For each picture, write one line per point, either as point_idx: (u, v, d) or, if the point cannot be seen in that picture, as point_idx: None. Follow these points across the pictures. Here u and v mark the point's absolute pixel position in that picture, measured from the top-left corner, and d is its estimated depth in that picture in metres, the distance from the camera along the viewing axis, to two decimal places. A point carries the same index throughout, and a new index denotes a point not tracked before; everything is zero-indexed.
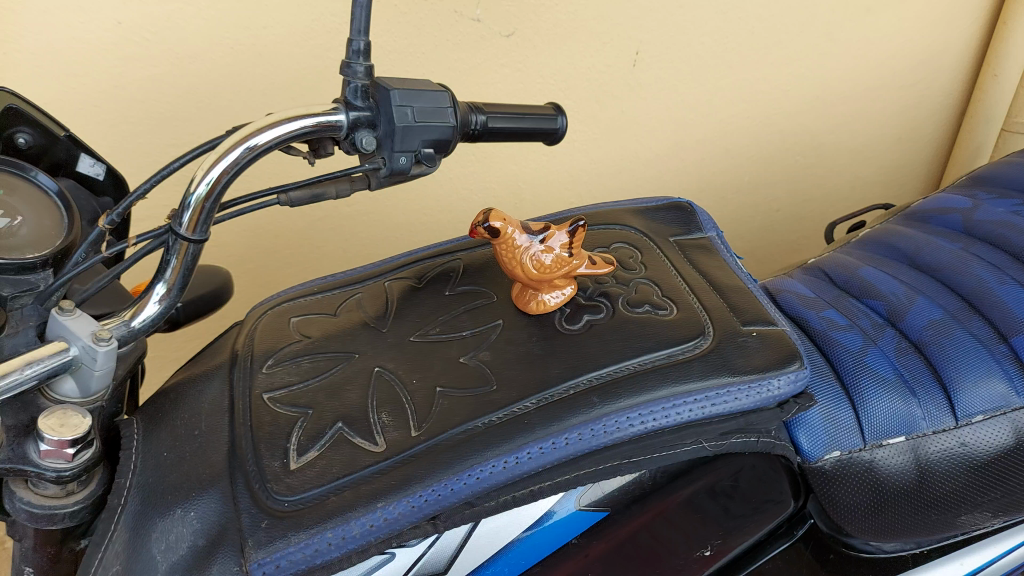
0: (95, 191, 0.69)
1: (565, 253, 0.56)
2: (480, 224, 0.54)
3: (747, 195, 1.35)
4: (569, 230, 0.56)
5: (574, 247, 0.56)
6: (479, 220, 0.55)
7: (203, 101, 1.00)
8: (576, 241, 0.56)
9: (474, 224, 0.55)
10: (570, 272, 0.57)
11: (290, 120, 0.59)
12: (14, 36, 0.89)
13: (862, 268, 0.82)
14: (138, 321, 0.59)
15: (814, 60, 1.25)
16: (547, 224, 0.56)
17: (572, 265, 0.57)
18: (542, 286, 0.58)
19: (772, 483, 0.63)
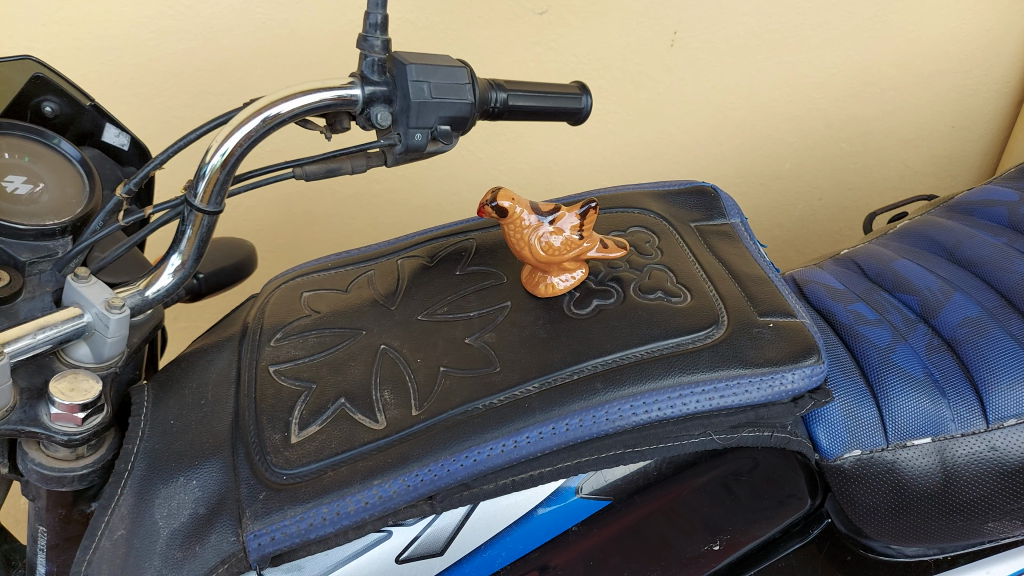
0: (121, 161, 0.70)
1: (575, 236, 0.55)
2: (488, 203, 0.53)
3: (786, 183, 1.32)
4: (580, 213, 0.54)
5: (585, 229, 0.55)
6: (488, 200, 0.53)
7: (234, 75, 1.01)
8: (588, 224, 0.55)
9: (482, 204, 0.54)
10: (581, 255, 0.55)
11: (306, 93, 0.58)
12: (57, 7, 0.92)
13: (897, 261, 0.79)
14: (152, 291, 0.60)
15: (862, 44, 1.20)
16: (557, 205, 0.55)
17: (583, 248, 0.55)
18: (551, 269, 0.57)
19: (789, 479, 0.62)
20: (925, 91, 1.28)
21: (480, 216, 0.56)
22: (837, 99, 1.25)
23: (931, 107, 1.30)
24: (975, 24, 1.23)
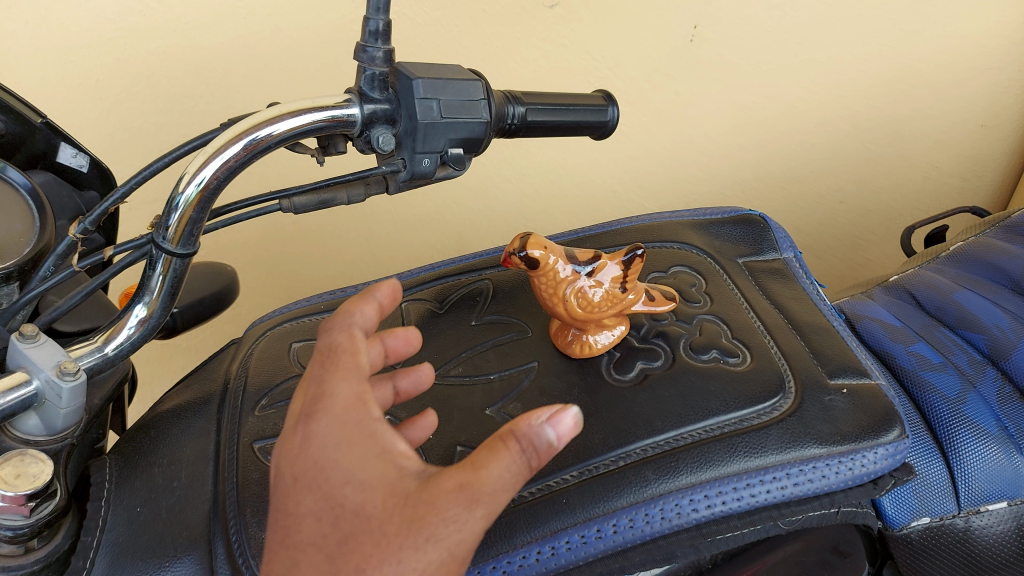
0: (80, 184, 0.61)
1: (618, 289, 0.47)
2: (516, 253, 0.44)
3: (813, 184, 1.20)
4: (624, 260, 0.47)
5: (628, 280, 0.47)
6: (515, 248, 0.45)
7: (214, 77, 0.91)
8: (631, 273, 0.47)
9: (507, 252, 0.45)
10: (623, 309, 0.48)
11: (296, 115, 0.48)
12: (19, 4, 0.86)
13: (957, 292, 0.70)
14: (112, 347, 0.51)
15: (893, 37, 1.08)
16: (597, 252, 0.47)
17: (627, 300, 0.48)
18: (588, 326, 0.49)
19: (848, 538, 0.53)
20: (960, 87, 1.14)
21: (503, 265, 0.47)
22: (868, 98, 1.13)
23: (963, 104, 1.16)
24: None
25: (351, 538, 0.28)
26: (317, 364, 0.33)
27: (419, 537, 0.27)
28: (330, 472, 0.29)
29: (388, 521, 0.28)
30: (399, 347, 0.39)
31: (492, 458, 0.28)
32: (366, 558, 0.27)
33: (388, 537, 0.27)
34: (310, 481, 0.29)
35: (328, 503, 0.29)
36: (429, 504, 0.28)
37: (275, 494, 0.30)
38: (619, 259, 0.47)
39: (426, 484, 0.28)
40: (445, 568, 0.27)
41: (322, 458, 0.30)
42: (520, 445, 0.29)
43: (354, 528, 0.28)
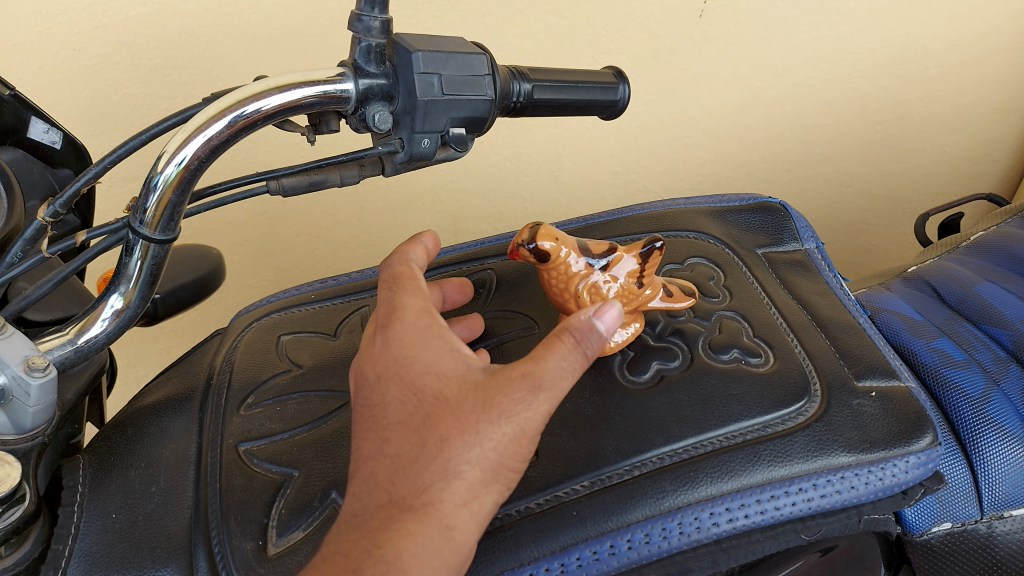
0: (53, 161, 0.57)
1: (635, 283, 0.46)
2: (525, 244, 0.43)
3: (820, 167, 1.17)
4: (642, 253, 0.45)
5: (644, 275, 0.46)
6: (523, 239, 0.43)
7: (198, 49, 0.85)
8: (648, 268, 0.45)
9: (515, 244, 0.44)
10: (639, 304, 0.46)
11: (285, 91, 0.44)
12: None
13: (980, 285, 0.67)
14: (85, 339, 0.47)
15: (910, 13, 1.04)
16: (612, 246, 0.45)
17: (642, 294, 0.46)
18: None
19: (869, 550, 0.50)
20: (974, 71, 1.11)
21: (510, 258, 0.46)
22: (882, 76, 1.09)
23: (978, 86, 1.12)
24: None
25: (436, 411, 0.37)
26: (390, 289, 0.43)
27: (492, 409, 0.36)
28: (412, 366, 0.39)
29: (464, 403, 0.37)
30: (454, 296, 0.53)
31: (549, 353, 0.38)
32: (451, 425, 0.36)
33: (467, 411, 0.37)
34: (394, 374, 0.39)
35: (414, 389, 0.38)
36: (498, 385, 0.37)
37: (364, 386, 0.40)
38: (636, 252, 0.45)
39: (492, 374, 0.38)
40: (513, 435, 0.37)
41: (403, 356, 0.39)
42: (573, 339, 0.38)
43: (435, 407, 0.37)
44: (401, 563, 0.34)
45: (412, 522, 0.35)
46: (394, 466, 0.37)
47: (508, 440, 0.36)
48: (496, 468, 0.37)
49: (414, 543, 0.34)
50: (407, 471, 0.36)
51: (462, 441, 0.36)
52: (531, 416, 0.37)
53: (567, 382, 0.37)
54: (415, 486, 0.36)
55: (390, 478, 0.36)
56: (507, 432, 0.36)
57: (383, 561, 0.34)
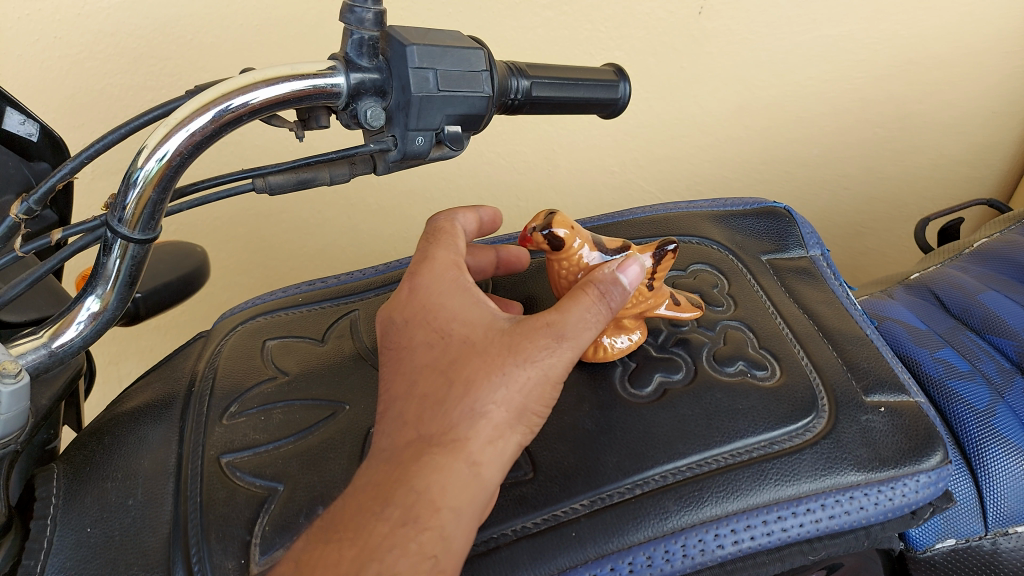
0: (29, 155, 0.55)
1: (646, 285, 0.46)
2: (539, 229, 0.47)
3: (818, 170, 1.16)
4: (654, 255, 0.46)
5: (655, 277, 0.46)
6: (538, 224, 0.48)
7: (184, 38, 0.83)
8: (660, 270, 0.46)
9: (530, 228, 0.48)
10: (649, 309, 0.47)
11: (274, 84, 0.42)
12: None
13: (983, 293, 0.66)
14: (60, 343, 0.45)
15: (911, 13, 1.03)
16: (625, 245, 0.50)
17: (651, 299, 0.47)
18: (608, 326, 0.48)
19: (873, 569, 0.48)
20: (974, 76, 1.10)
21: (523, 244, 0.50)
22: (882, 77, 1.08)
23: (976, 89, 1.11)
24: None
25: (464, 355, 0.40)
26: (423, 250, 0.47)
27: (517, 353, 0.39)
28: (440, 312, 0.43)
29: (490, 347, 0.40)
30: (510, 262, 0.57)
31: (572, 306, 0.41)
32: (478, 367, 0.40)
33: (494, 355, 0.40)
34: (422, 319, 0.43)
35: (442, 336, 0.42)
36: (523, 332, 0.40)
37: (393, 330, 0.44)
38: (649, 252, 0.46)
39: (518, 323, 0.41)
40: (537, 378, 0.40)
41: (431, 303, 0.43)
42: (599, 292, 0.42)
43: (461, 350, 0.41)
44: (429, 493, 0.37)
45: (440, 456, 0.38)
46: (423, 406, 0.40)
47: (533, 382, 0.39)
48: (521, 410, 0.40)
49: (442, 475, 0.37)
50: (436, 410, 0.39)
51: (488, 383, 0.39)
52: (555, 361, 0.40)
53: (590, 332, 0.40)
54: (443, 423, 0.39)
55: (420, 416, 0.40)
56: (532, 374, 0.39)
57: (412, 491, 0.37)
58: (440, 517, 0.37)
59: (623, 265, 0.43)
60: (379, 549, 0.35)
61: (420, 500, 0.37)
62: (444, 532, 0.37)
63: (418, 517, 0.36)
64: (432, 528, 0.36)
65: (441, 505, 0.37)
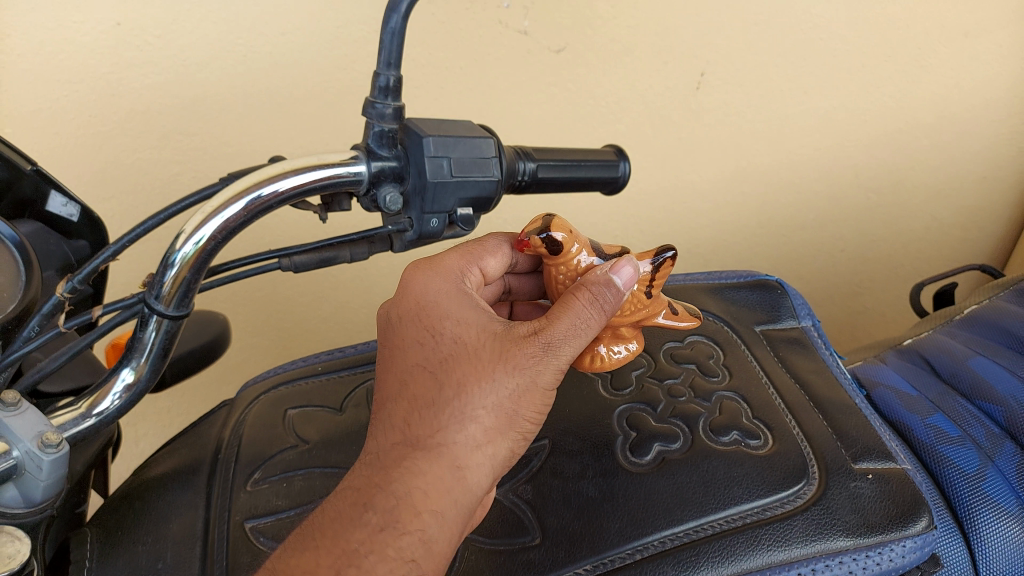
0: (68, 233, 0.59)
1: (644, 293, 0.51)
2: (538, 232, 0.51)
3: (812, 233, 1.21)
4: (654, 263, 0.51)
5: (654, 285, 0.51)
6: (536, 229, 0.52)
7: (210, 116, 0.87)
8: (657, 278, 0.51)
9: (529, 235, 0.52)
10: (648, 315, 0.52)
11: (299, 174, 0.46)
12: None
13: (972, 359, 0.68)
14: (97, 412, 0.48)
15: (897, 86, 1.09)
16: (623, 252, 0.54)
17: (646, 309, 0.52)
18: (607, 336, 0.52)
19: None
20: (960, 140, 1.16)
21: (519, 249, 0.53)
22: (871, 145, 1.14)
23: (961, 157, 1.17)
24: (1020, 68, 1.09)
25: (455, 359, 0.44)
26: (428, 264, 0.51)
27: (507, 359, 0.43)
28: (435, 312, 0.46)
29: (481, 351, 0.44)
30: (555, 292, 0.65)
31: (563, 314, 0.45)
32: (468, 371, 0.43)
33: (484, 360, 0.44)
34: (418, 318, 0.47)
35: (436, 337, 0.45)
36: (514, 339, 0.44)
37: (390, 325, 0.48)
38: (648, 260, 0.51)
39: (508, 330, 0.45)
40: (524, 385, 0.43)
41: (428, 301, 0.47)
42: (591, 298, 0.46)
43: (454, 352, 0.44)
44: (411, 498, 0.40)
45: (425, 459, 0.41)
46: (410, 408, 0.43)
47: (520, 389, 0.43)
48: (507, 417, 0.43)
49: (425, 477, 0.40)
50: (425, 412, 0.43)
51: (478, 387, 0.43)
52: (543, 369, 0.44)
53: (576, 340, 0.44)
54: (432, 426, 0.42)
55: (410, 417, 0.43)
56: (519, 380, 0.43)
57: (393, 495, 0.40)
58: (420, 521, 0.40)
59: (617, 268, 0.48)
60: (358, 553, 0.38)
61: (401, 504, 0.40)
62: (423, 536, 0.39)
63: (398, 521, 0.39)
64: (412, 532, 0.39)
65: (422, 509, 0.40)
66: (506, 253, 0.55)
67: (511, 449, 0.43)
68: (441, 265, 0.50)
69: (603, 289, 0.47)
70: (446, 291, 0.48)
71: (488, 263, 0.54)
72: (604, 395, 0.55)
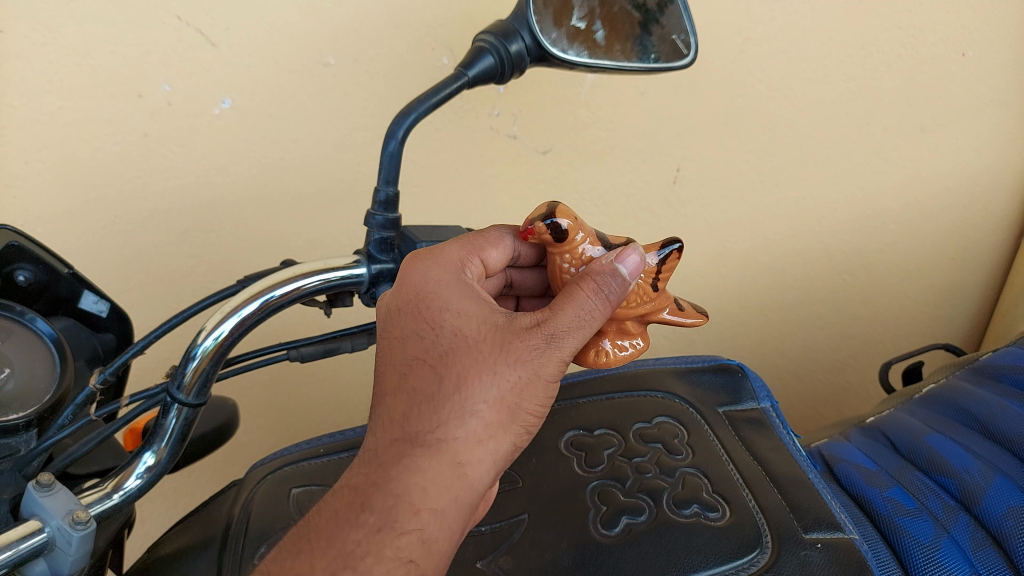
0: (97, 327, 0.65)
1: (650, 284, 0.57)
2: (543, 220, 0.54)
3: (790, 313, 1.28)
4: (660, 256, 0.56)
5: (659, 277, 0.57)
6: (540, 215, 0.55)
7: (225, 214, 0.94)
8: (662, 271, 0.57)
9: (533, 222, 0.54)
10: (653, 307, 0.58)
11: (307, 276, 0.53)
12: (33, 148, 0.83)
13: (928, 435, 0.73)
14: (120, 493, 0.52)
15: (862, 178, 1.17)
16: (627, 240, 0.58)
17: (651, 303, 0.57)
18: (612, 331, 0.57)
19: None
20: (925, 226, 1.23)
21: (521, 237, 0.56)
22: (841, 231, 1.21)
23: (928, 241, 1.25)
24: (975, 159, 1.18)
25: (455, 353, 0.48)
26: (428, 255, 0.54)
27: (510, 354, 0.48)
28: (436, 305, 0.51)
29: (482, 345, 0.48)
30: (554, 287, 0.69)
31: (564, 307, 0.49)
32: (468, 366, 0.47)
33: (485, 355, 0.48)
34: (416, 311, 0.51)
35: (437, 330, 0.50)
36: (515, 334, 0.48)
37: (391, 314, 0.52)
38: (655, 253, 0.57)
39: (509, 325, 0.49)
40: (524, 378, 0.48)
41: (430, 294, 0.51)
42: (595, 289, 0.50)
43: (454, 345, 0.49)
44: (409, 497, 0.45)
45: (423, 456, 0.46)
46: (412, 403, 0.48)
47: (519, 382, 0.47)
48: (507, 409, 0.47)
49: (424, 475, 0.45)
50: (427, 405, 0.47)
51: (478, 383, 0.47)
52: (543, 362, 0.48)
53: (577, 334, 0.49)
54: (431, 423, 0.47)
55: (411, 412, 0.47)
56: (520, 374, 0.47)
57: (390, 495, 0.45)
58: (418, 520, 0.44)
59: (622, 256, 0.53)
60: (354, 556, 0.43)
61: (398, 504, 0.44)
62: (422, 534, 0.44)
63: (394, 522, 0.44)
64: (410, 532, 0.44)
65: (421, 508, 0.45)
66: (508, 244, 0.59)
67: (513, 442, 0.48)
68: (441, 253, 0.55)
69: (609, 279, 0.51)
70: (447, 283, 0.52)
71: (489, 255, 0.57)
72: (578, 471, 0.61)
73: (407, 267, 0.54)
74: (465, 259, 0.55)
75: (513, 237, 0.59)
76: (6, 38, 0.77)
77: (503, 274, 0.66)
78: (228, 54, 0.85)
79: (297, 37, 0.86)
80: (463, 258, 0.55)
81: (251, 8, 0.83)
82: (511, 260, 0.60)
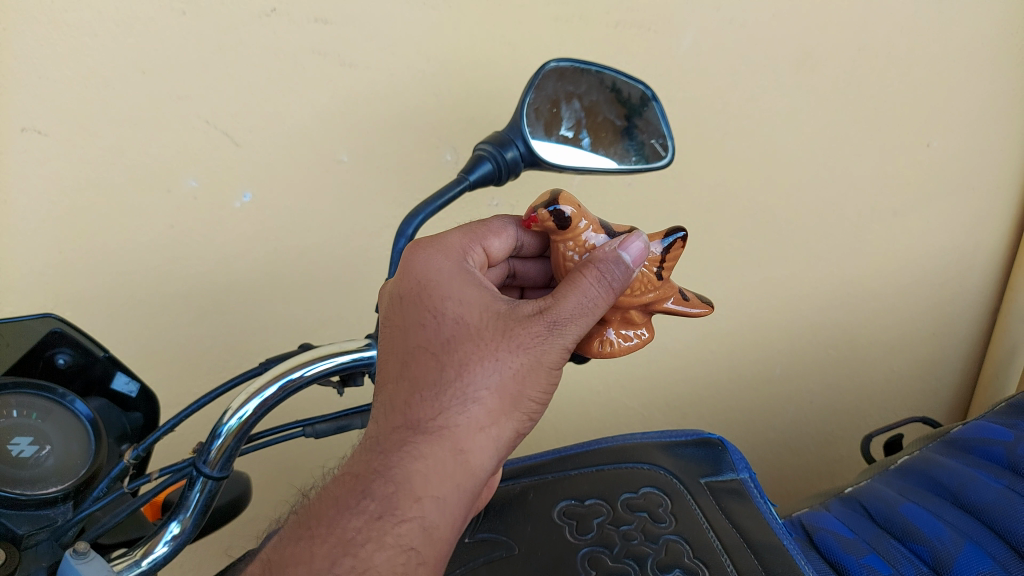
0: (127, 406, 0.71)
1: (654, 272, 0.65)
2: (545, 207, 0.62)
3: (779, 386, 1.33)
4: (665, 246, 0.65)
5: (664, 265, 0.65)
6: (543, 203, 0.63)
7: (242, 297, 1.01)
8: (666, 259, 0.65)
9: (536, 210, 0.63)
10: (656, 294, 0.66)
11: (323, 358, 0.59)
12: (68, 238, 0.90)
13: (902, 504, 0.78)
14: (147, 561, 0.57)
15: (840, 258, 1.24)
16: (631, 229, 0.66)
17: (656, 290, 0.65)
18: (616, 319, 0.66)
19: None
20: (903, 303, 1.30)
21: (528, 224, 0.64)
22: (823, 308, 1.28)
23: (906, 317, 1.31)
24: (944, 240, 1.26)
25: (459, 342, 0.55)
26: (434, 245, 0.62)
27: (511, 343, 0.55)
28: (437, 294, 0.58)
29: (483, 334, 0.56)
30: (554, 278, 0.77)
31: (564, 297, 0.56)
32: (471, 355, 0.55)
33: (489, 344, 0.55)
34: (418, 299, 0.58)
35: (440, 318, 0.57)
36: (516, 325, 0.56)
37: (396, 302, 0.60)
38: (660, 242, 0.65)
39: (511, 314, 0.57)
40: (524, 364, 0.55)
41: (432, 284, 0.59)
42: (597, 277, 0.57)
43: (458, 333, 0.56)
44: (412, 483, 0.51)
45: (426, 442, 0.52)
46: (415, 390, 0.55)
47: (519, 369, 0.55)
48: (508, 395, 0.55)
49: (427, 459, 0.52)
50: (431, 391, 0.54)
51: (482, 369, 0.54)
52: (542, 350, 0.55)
53: (577, 324, 0.56)
54: (433, 411, 0.54)
55: (415, 398, 0.54)
56: (521, 361, 0.55)
57: (392, 482, 0.51)
58: (418, 507, 0.51)
59: (626, 243, 0.59)
60: (354, 543, 0.50)
61: (399, 493, 0.51)
62: (423, 520, 0.51)
63: (396, 509, 0.51)
64: (409, 519, 0.51)
65: (422, 496, 0.51)
66: (511, 233, 0.68)
67: (514, 430, 0.55)
68: (443, 245, 0.62)
69: (612, 266, 0.57)
70: (447, 273, 0.60)
71: (491, 244, 0.66)
72: (569, 539, 0.66)
73: (412, 258, 0.61)
74: (466, 250, 0.64)
75: (513, 226, 0.68)
76: (51, 141, 0.85)
77: (507, 263, 0.73)
78: (250, 153, 0.94)
79: (313, 137, 0.95)
80: (465, 246, 0.64)
81: (272, 114, 0.92)
82: (515, 247, 0.70)
